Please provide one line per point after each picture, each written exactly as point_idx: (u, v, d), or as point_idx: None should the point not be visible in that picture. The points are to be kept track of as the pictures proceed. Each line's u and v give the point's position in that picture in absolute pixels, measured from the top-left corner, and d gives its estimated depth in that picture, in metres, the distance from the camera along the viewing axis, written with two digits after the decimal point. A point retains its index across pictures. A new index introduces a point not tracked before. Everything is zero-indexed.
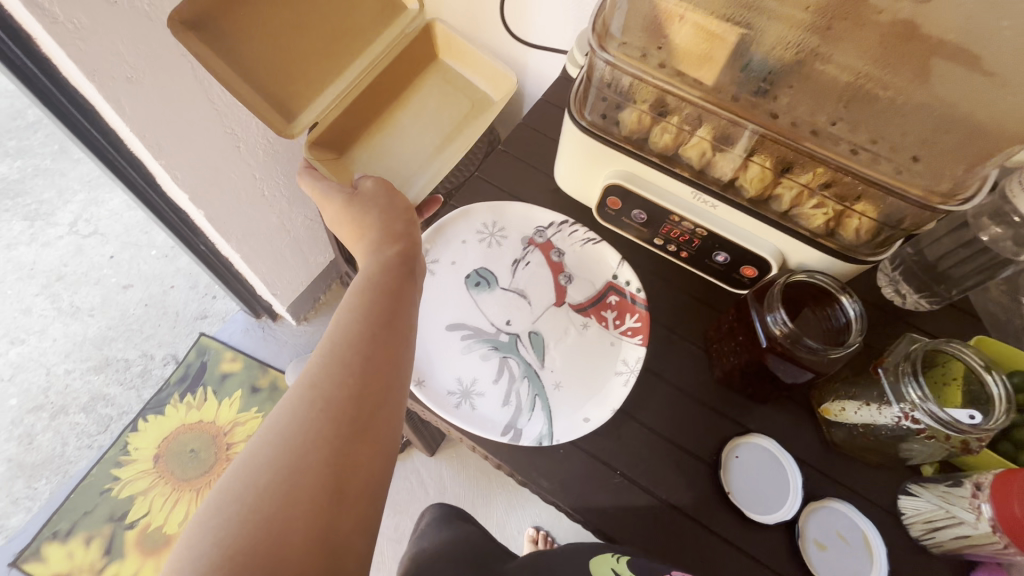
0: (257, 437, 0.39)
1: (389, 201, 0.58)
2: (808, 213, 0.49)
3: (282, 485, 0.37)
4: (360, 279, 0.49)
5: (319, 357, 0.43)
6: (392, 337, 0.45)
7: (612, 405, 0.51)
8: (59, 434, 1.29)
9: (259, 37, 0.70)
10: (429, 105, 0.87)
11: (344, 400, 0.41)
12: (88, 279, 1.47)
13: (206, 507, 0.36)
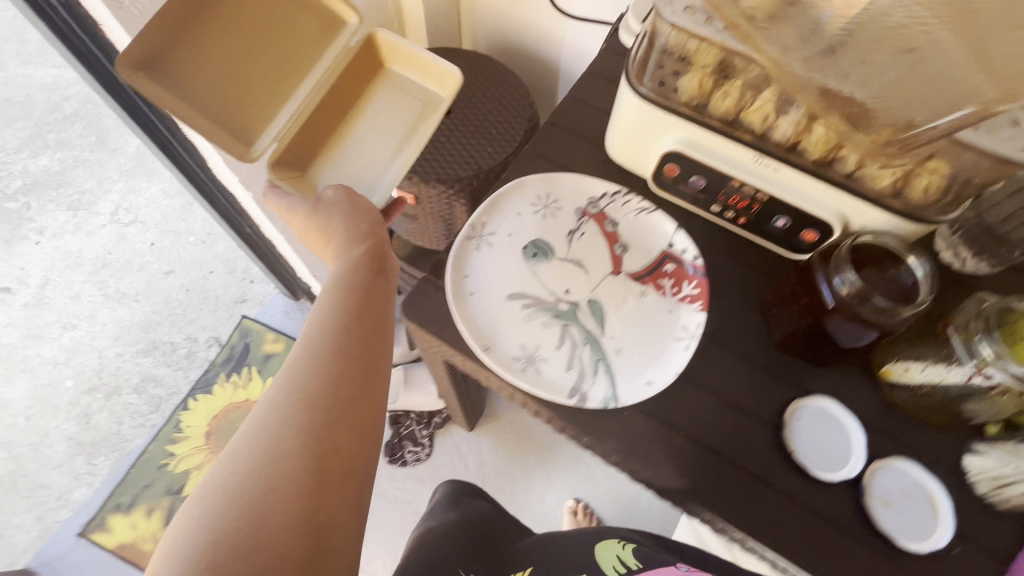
0: (248, 424, 0.47)
1: (352, 207, 0.63)
2: (875, 173, 0.48)
3: (270, 463, 0.45)
4: (331, 282, 0.56)
5: (295, 355, 0.51)
6: (361, 334, 0.53)
7: (674, 369, 0.54)
8: (114, 413, 1.41)
9: (191, 65, 0.64)
10: (382, 113, 0.79)
11: (323, 391, 0.48)
12: (132, 266, 1.57)
13: (209, 483, 0.44)
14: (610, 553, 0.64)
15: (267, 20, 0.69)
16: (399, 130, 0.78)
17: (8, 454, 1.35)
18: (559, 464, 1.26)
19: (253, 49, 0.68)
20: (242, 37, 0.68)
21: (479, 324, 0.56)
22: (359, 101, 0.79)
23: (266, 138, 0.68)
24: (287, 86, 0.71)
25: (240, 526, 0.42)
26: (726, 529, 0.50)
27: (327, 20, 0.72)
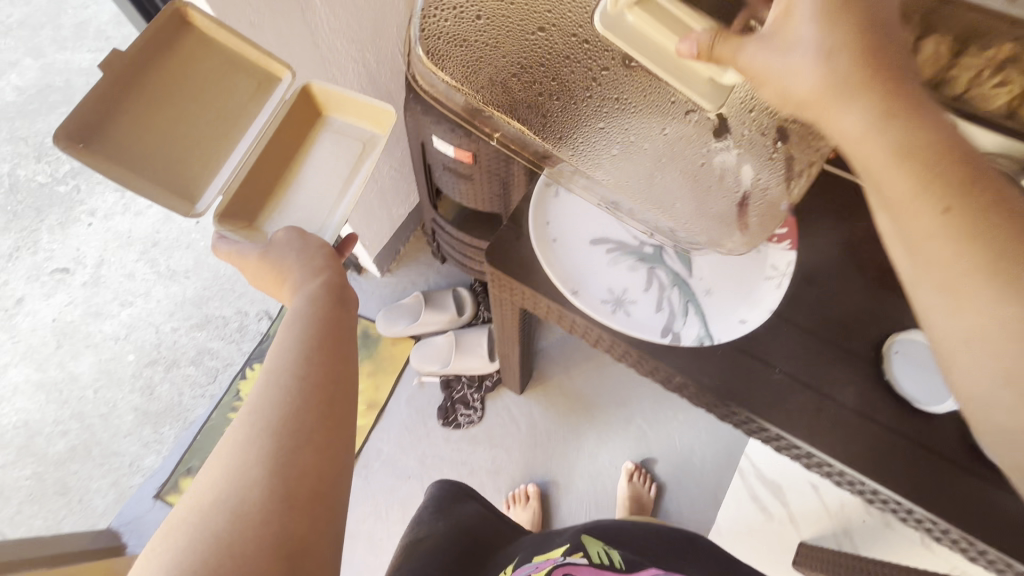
0: (208, 466, 0.45)
1: (307, 240, 0.61)
2: (988, 93, 0.50)
3: (234, 501, 0.43)
4: (291, 316, 0.54)
5: (258, 389, 0.49)
6: (323, 365, 0.51)
7: (768, 307, 0.53)
8: (175, 385, 1.47)
9: (123, 130, 0.57)
10: (325, 157, 0.69)
11: (285, 423, 0.47)
12: (180, 244, 1.59)
13: (169, 531, 0.42)
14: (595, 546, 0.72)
15: (192, 74, 0.61)
16: (347, 165, 0.68)
17: (80, 424, 1.42)
18: (610, 425, 1.28)
19: (183, 107, 0.61)
20: (170, 93, 0.60)
21: (567, 270, 0.57)
22: (302, 144, 0.69)
23: (210, 193, 0.60)
24: (224, 136, 0.62)
25: (202, 572, 0.40)
26: (825, 461, 0.50)
27: (252, 69, 0.64)
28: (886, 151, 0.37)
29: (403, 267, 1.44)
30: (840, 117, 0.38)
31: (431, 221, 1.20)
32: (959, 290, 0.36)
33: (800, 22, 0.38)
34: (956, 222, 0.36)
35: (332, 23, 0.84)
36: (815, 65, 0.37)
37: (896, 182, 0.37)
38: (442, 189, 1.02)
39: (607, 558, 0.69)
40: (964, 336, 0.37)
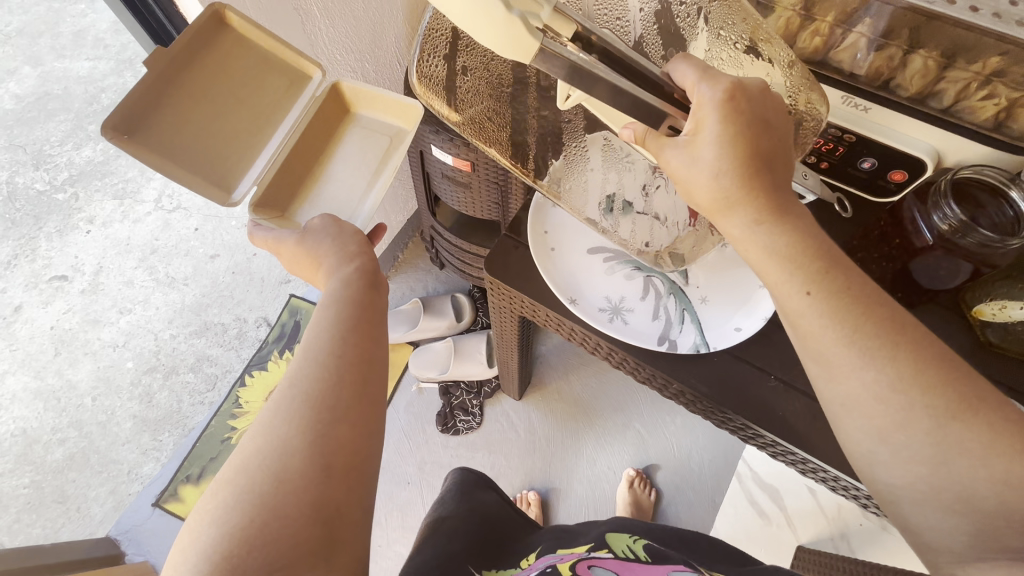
0: (250, 431, 0.46)
1: (342, 229, 0.59)
2: (976, 105, 0.51)
3: (275, 468, 0.43)
4: (329, 290, 0.53)
5: (297, 361, 0.49)
6: (358, 342, 0.50)
7: (764, 314, 0.54)
8: (174, 392, 1.49)
9: (167, 121, 0.57)
10: (354, 151, 0.69)
11: (324, 396, 0.46)
12: (178, 252, 1.59)
13: (214, 490, 0.43)
14: (620, 539, 0.72)
15: (231, 74, 0.61)
16: (375, 159, 0.69)
17: (79, 432, 1.42)
18: (608, 430, 1.29)
19: (221, 104, 0.60)
20: (209, 89, 0.59)
21: (565, 279, 0.58)
22: (331, 140, 0.69)
23: (245, 183, 0.60)
24: (258, 128, 0.62)
25: (246, 532, 0.41)
26: (821, 466, 0.51)
27: (287, 67, 0.63)
28: (765, 248, 0.44)
29: (402, 272, 1.45)
30: (732, 220, 0.44)
31: (431, 228, 1.20)
32: (828, 360, 0.42)
33: (702, 136, 0.43)
34: (822, 309, 0.42)
35: (332, 32, 0.85)
36: (708, 180, 0.43)
37: (773, 269, 0.44)
38: (440, 196, 1.03)
39: (632, 553, 0.69)
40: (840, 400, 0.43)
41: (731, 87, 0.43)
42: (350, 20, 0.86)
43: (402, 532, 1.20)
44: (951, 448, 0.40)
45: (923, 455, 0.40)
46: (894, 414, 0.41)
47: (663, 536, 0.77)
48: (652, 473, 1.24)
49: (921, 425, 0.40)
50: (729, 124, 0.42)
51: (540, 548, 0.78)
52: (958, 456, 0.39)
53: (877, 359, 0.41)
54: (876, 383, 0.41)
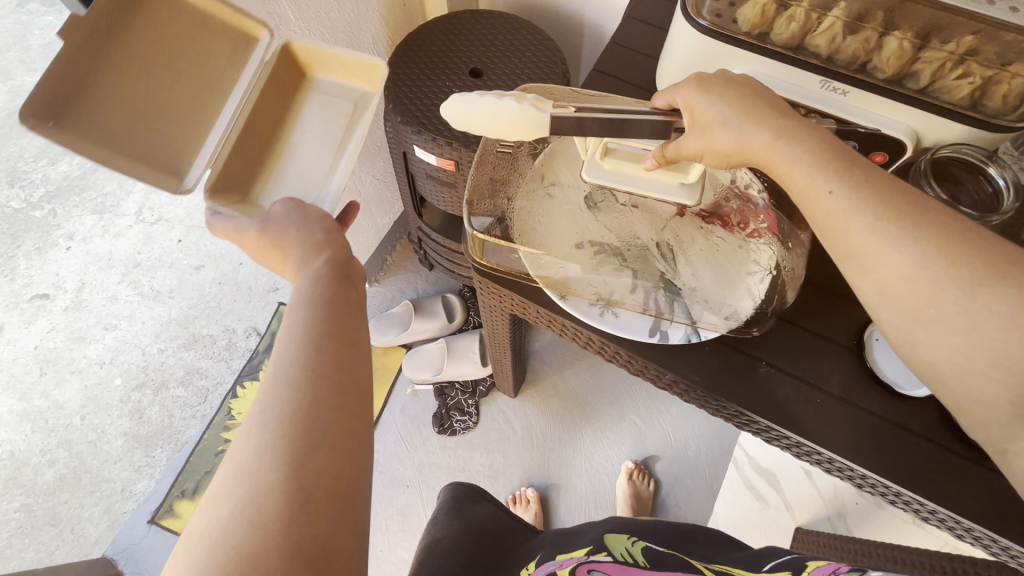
0: (230, 458, 0.44)
1: (304, 212, 0.57)
2: (952, 84, 0.51)
3: (254, 498, 0.42)
4: (299, 294, 0.52)
5: (269, 381, 0.47)
6: (331, 351, 0.48)
7: (751, 302, 0.54)
8: (165, 407, 1.45)
9: (98, 98, 0.50)
10: (316, 121, 0.64)
11: (296, 420, 0.45)
12: (162, 264, 1.60)
13: (200, 525, 0.42)
14: (620, 543, 0.72)
15: (166, 40, 0.54)
16: (340, 129, 0.64)
17: (69, 453, 1.40)
18: (604, 423, 1.29)
19: (158, 76, 0.54)
20: (141, 58, 0.53)
21: (553, 275, 0.58)
22: (288, 112, 0.64)
23: (197, 167, 0.56)
24: (202, 99, 0.57)
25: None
26: (815, 450, 0.52)
27: (226, 30, 0.57)
28: (792, 161, 0.46)
29: (391, 275, 1.44)
30: (756, 144, 0.47)
31: (418, 230, 1.20)
32: (860, 251, 0.44)
33: (702, 109, 0.48)
34: (854, 200, 0.44)
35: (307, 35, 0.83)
36: (727, 129, 0.47)
37: (799, 175, 0.46)
38: (425, 197, 1.02)
39: (630, 557, 0.69)
40: (882, 284, 0.44)
41: (697, 77, 0.49)
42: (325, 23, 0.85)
43: (403, 535, 1.20)
44: (989, 300, 0.40)
45: (964, 312, 0.41)
46: (926, 287, 0.42)
47: (662, 530, 0.77)
48: (650, 464, 1.25)
49: (957, 276, 0.41)
50: (719, 87, 0.48)
51: (539, 556, 0.78)
52: (996, 305, 0.40)
53: (909, 229, 0.42)
54: (910, 252, 0.42)
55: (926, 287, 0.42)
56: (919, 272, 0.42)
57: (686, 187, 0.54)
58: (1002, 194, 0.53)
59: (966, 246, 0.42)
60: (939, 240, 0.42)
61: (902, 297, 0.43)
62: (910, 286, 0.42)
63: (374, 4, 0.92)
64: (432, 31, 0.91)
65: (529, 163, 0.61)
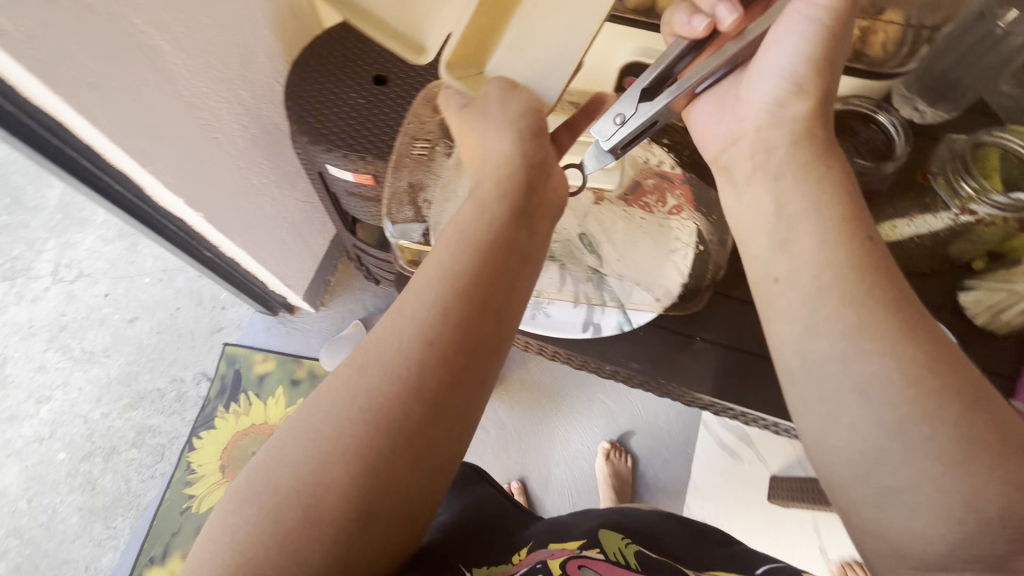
0: (323, 392, 0.42)
1: (492, 109, 0.52)
2: None
3: (325, 459, 0.40)
4: (472, 228, 0.46)
5: (392, 342, 0.42)
6: (460, 339, 0.42)
7: (678, 280, 0.54)
8: (119, 473, 1.36)
9: None
10: None
11: (387, 412, 0.40)
12: (91, 323, 1.50)
13: (271, 452, 0.41)
14: (613, 543, 0.68)
15: None
16: None
17: (20, 540, 1.30)
18: (576, 408, 1.29)
19: None
20: None
21: None
22: None
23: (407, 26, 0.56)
24: None
25: (268, 546, 0.38)
26: (758, 416, 0.52)
27: None
28: (797, 167, 0.44)
29: (337, 296, 1.41)
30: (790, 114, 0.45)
31: (354, 247, 1.16)
32: (838, 326, 0.38)
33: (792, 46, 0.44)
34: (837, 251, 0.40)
35: (188, 64, 0.75)
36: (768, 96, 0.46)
37: (805, 185, 0.43)
38: (353, 215, 0.98)
39: (621, 557, 0.64)
40: (827, 386, 0.38)
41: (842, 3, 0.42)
42: (208, 50, 0.78)
43: None
44: (948, 443, 0.33)
45: (909, 440, 0.34)
46: (894, 397, 0.35)
47: (652, 536, 0.73)
48: (626, 441, 1.26)
49: (926, 402, 0.34)
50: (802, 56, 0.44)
51: (530, 543, 0.74)
52: (949, 450, 0.33)
53: (879, 335, 0.36)
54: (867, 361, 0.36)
55: (876, 401, 0.35)
56: (880, 385, 0.35)
57: (607, 172, 0.54)
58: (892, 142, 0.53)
59: (940, 377, 0.35)
60: (911, 360, 0.35)
61: (845, 405, 0.37)
62: (872, 381, 0.36)
63: (261, 19, 0.85)
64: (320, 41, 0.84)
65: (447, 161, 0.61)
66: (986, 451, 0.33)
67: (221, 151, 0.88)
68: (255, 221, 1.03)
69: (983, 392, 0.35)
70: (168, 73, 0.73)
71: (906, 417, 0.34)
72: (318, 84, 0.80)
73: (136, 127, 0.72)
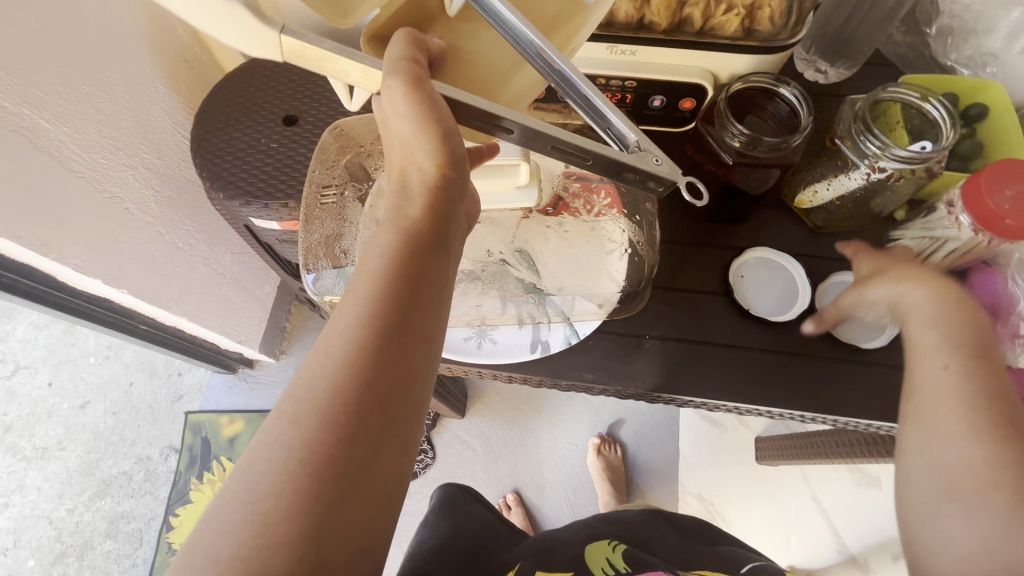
0: (247, 458, 0.38)
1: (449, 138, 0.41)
2: (722, 20, 0.49)
3: (262, 527, 0.36)
4: (377, 258, 0.42)
5: (310, 402, 0.38)
6: (380, 389, 0.39)
7: (618, 280, 0.53)
8: (97, 568, 1.28)
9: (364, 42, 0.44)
10: None
11: (313, 474, 0.37)
12: (39, 417, 1.41)
13: (203, 532, 0.37)
14: (600, 556, 0.69)
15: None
16: None
17: None
18: (558, 409, 1.29)
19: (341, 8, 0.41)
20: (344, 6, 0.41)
21: None
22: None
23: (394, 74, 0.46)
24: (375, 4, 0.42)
25: None
26: (719, 403, 0.52)
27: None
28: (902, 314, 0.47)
29: (296, 341, 1.36)
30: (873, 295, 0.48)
31: (300, 290, 1.11)
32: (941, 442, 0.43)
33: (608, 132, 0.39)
34: (962, 381, 0.43)
35: (77, 137, 0.70)
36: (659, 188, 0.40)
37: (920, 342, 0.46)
38: (292, 261, 0.94)
39: (612, 568, 0.65)
40: (931, 483, 0.43)
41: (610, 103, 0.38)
42: (95, 119, 0.72)
43: None
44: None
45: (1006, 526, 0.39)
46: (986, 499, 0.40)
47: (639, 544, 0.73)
48: (614, 431, 1.25)
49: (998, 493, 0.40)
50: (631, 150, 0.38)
51: (516, 569, 0.69)
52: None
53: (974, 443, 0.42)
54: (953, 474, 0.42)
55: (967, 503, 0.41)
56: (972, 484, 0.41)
57: (523, 189, 0.51)
58: (796, 117, 0.53)
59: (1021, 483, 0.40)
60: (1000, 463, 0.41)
61: (938, 505, 0.42)
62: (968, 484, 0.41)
63: (152, 75, 0.79)
64: (224, 88, 0.79)
65: (357, 207, 0.60)
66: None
67: (134, 220, 0.82)
68: (191, 284, 0.98)
69: None
70: (56, 152, 0.68)
71: (989, 481, 0.41)
72: (222, 134, 0.76)
73: (33, 215, 0.67)
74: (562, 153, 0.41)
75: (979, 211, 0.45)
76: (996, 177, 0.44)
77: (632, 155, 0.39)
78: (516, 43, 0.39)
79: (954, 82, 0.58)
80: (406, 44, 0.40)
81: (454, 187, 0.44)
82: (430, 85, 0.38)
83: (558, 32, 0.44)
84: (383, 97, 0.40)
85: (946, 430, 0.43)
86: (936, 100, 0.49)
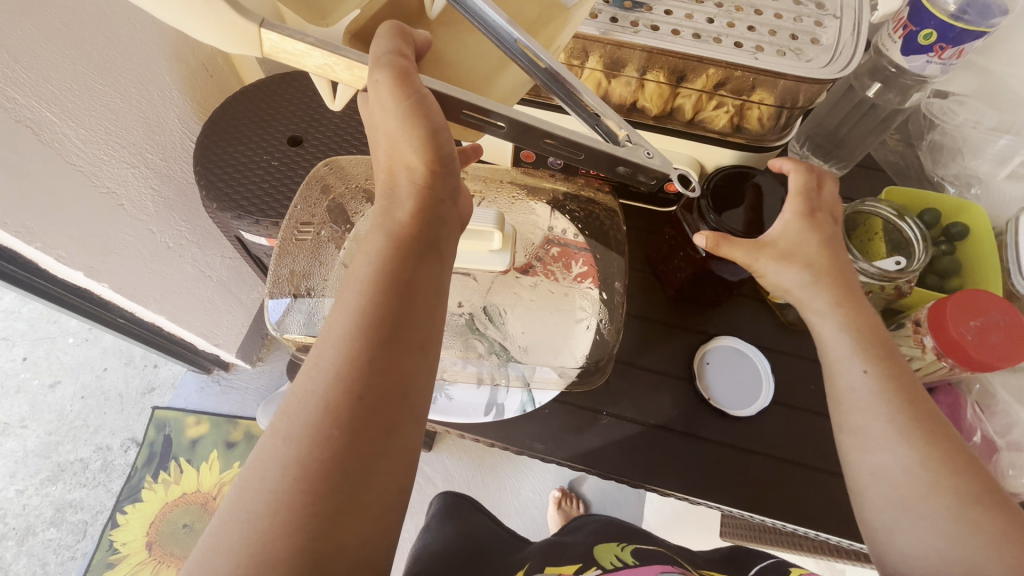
0: (245, 478, 0.37)
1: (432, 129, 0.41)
2: (712, 114, 0.52)
3: (258, 544, 0.34)
4: (368, 267, 0.42)
5: (304, 411, 0.38)
6: (375, 394, 0.38)
7: (582, 354, 0.53)
8: (35, 556, 1.24)
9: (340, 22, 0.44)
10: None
11: (314, 477, 0.36)
12: (7, 391, 1.40)
13: (201, 556, 0.36)
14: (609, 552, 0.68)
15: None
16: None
17: None
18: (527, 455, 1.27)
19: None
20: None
21: None
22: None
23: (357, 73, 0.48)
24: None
25: None
26: (666, 493, 0.52)
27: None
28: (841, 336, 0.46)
29: (276, 349, 1.35)
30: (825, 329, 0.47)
31: None
32: (866, 432, 0.43)
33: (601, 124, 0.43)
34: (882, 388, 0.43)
35: (82, 132, 0.71)
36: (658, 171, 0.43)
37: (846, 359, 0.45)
38: None
39: (620, 560, 0.65)
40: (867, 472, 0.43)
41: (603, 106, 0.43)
42: (104, 117, 0.74)
43: None
44: (966, 525, 0.38)
45: (954, 533, 0.38)
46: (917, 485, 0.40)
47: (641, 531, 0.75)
48: (577, 486, 1.23)
49: (939, 498, 0.39)
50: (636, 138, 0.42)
51: (525, 567, 0.68)
52: (983, 534, 0.38)
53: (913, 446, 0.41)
54: (899, 487, 0.41)
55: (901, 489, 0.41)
56: (900, 477, 0.41)
57: (496, 253, 0.52)
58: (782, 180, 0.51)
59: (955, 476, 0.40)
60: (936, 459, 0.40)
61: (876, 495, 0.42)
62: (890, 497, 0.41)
63: (169, 81, 0.82)
64: (238, 102, 0.81)
65: (332, 249, 0.61)
66: (1003, 533, 0.38)
67: (126, 217, 0.83)
68: (174, 284, 0.98)
69: (995, 494, 0.40)
70: (58, 143, 0.69)
71: (920, 471, 0.40)
72: (227, 145, 0.77)
73: (23, 204, 0.67)
74: (554, 147, 0.43)
75: (944, 336, 0.46)
76: (960, 307, 0.46)
77: (623, 148, 0.42)
78: (498, 41, 0.42)
79: (939, 200, 0.59)
80: (392, 37, 0.41)
81: (441, 185, 0.44)
82: (416, 82, 0.39)
83: (540, 32, 0.45)
84: (371, 92, 0.40)
85: (873, 440, 0.43)
86: (911, 220, 0.51)
